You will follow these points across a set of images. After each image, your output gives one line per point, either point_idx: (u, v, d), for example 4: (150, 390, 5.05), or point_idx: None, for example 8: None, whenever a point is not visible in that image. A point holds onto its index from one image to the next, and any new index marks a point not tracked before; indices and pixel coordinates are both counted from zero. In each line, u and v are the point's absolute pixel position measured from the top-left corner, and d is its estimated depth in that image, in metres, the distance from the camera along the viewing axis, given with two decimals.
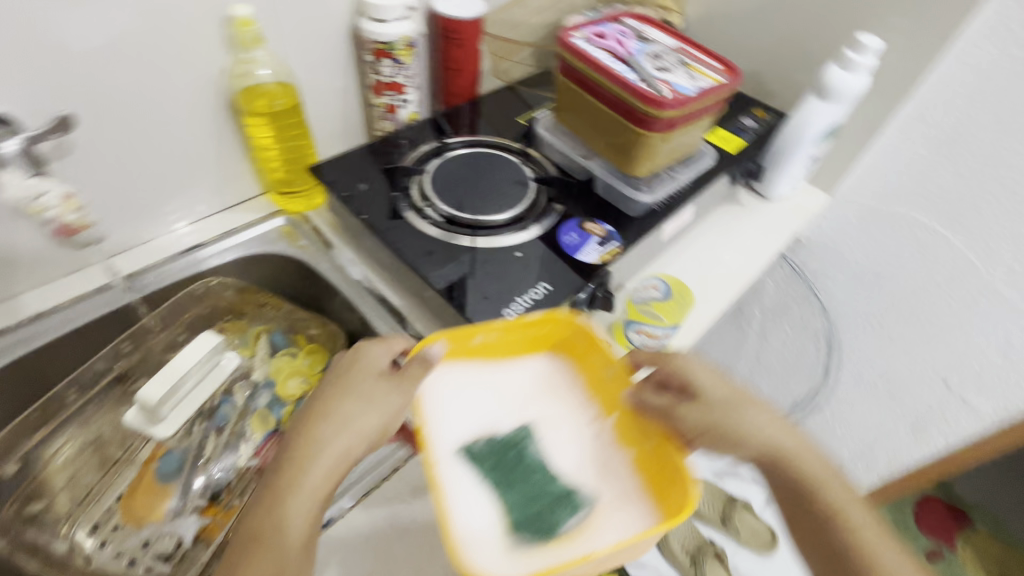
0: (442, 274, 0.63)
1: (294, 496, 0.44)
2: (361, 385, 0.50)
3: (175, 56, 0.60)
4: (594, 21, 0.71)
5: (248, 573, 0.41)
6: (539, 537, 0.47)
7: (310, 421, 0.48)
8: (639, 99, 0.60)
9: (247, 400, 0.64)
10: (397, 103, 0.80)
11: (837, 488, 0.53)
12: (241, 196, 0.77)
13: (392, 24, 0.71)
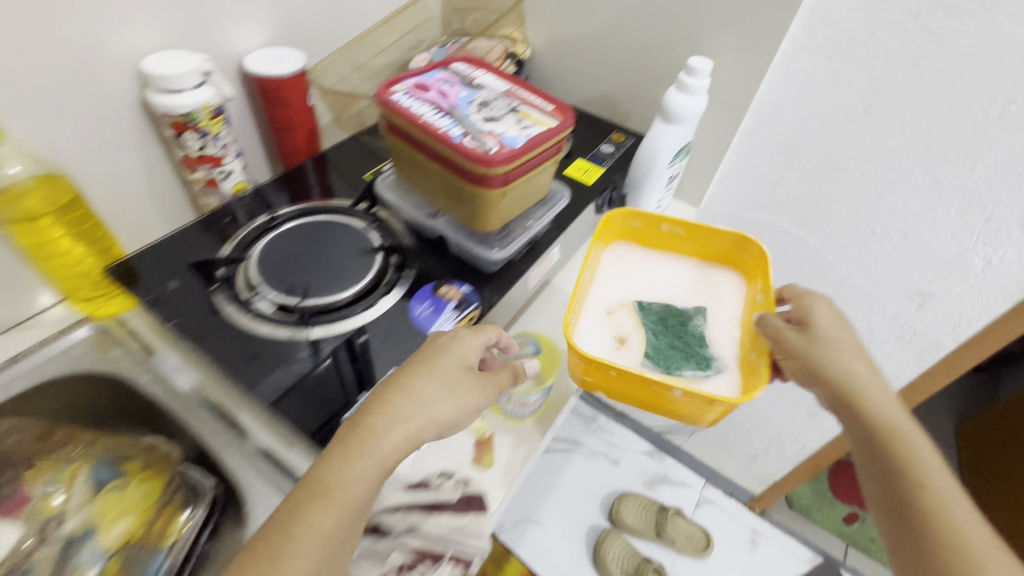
0: (272, 380, 0.54)
1: (362, 461, 0.46)
2: (456, 373, 0.52)
3: None
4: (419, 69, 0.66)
5: (311, 520, 0.44)
6: (663, 369, 0.57)
7: (413, 392, 0.49)
8: (465, 159, 0.56)
9: (69, 548, 0.57)
10: (216, 176, 0.71)
11: (908, 437, 0.49)
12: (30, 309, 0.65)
13: (188, 93, 0.62)
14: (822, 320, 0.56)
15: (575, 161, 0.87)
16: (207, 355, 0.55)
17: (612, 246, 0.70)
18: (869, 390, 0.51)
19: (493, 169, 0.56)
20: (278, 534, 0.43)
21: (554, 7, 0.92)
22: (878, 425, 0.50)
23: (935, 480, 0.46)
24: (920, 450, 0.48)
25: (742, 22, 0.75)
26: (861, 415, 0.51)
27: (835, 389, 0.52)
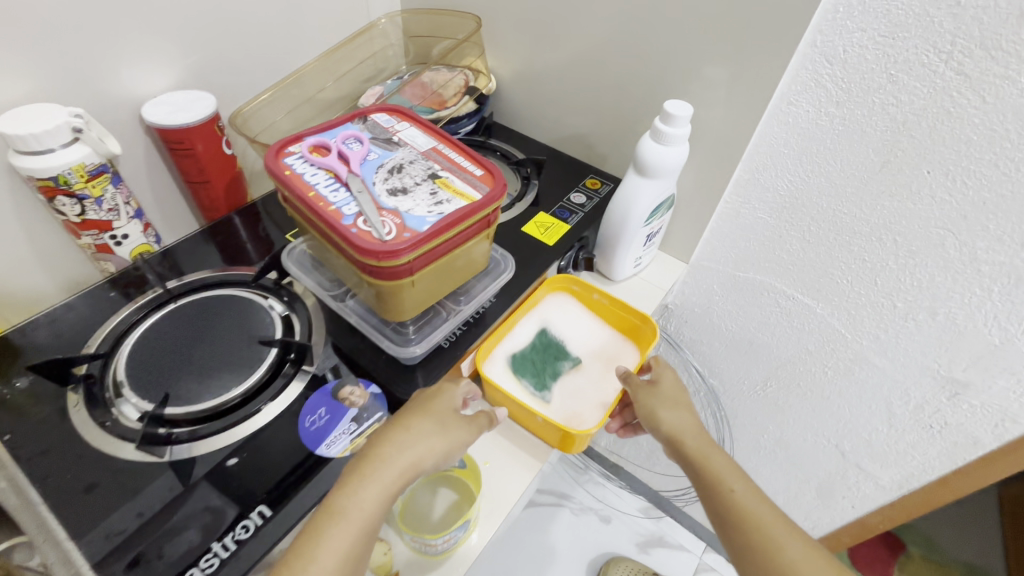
0: (110, 519, 0.44)
1: (368, 486, 0.45)
2: (452, 408, 0.51)
3: None
4: (326, 125, 0.56)
5: (324, 546, 0.42)
6: (522, 375, 0.63)
7: (408, 426, 0.48)
8: (355, 248, 0.45)
9: None
10: (107, 242, 0.62)
11: (729, 467, 0.53)
12: None
13: (57, 153, 0.53)
14: (658, 397, 0.59)
15: (536, 215, 0.75)
16: (43, 482, 0.46)
17: (557, 293, 0.72)
18: (699, 443, 0.55)
19: (388, 260, 0.45)
20: (294, 562, 0.41)
21: (522, 34, 0.81)
22: (712, 471, 0.53)
23: (753, 504, 0.51)
24: (741, 480, 0.53)
25: (730, 58, 0.62)
26: (699, 464, 0.54)
27: (672, 441, 0.57)
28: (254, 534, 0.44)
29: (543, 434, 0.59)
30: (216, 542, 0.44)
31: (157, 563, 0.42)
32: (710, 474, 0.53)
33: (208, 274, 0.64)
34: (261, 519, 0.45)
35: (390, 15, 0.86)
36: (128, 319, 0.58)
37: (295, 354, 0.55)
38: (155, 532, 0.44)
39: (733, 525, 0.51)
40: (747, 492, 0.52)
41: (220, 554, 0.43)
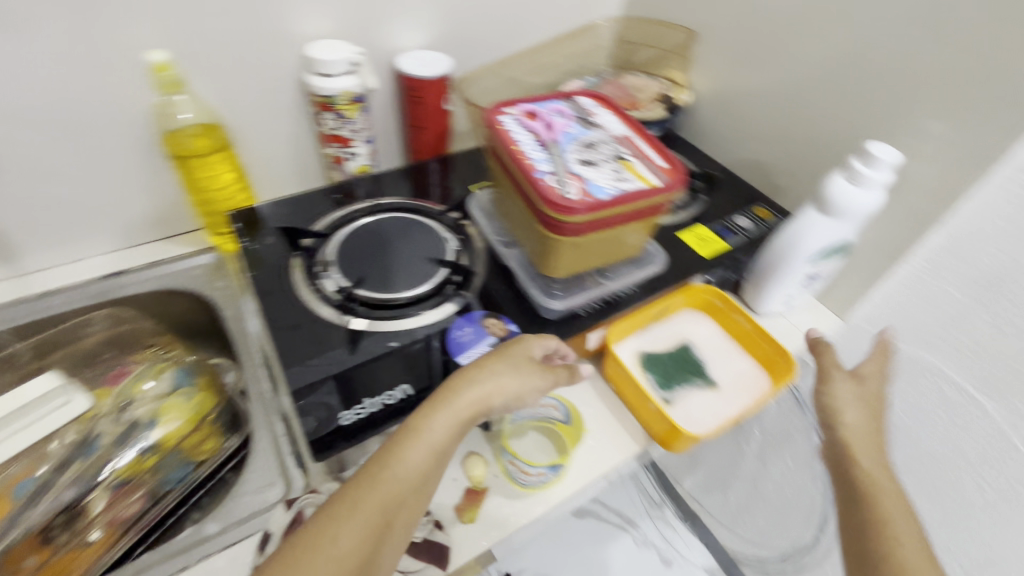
0: (296, 353, 0.57)
1: (442, 410, 0.50)
2: (525, 358, 0.55)
3: (100, 94, 0.62)
4: (539, 96, 0.64)
5: (401, 455, 0.47)
6: (649, 369, 0.66)
7: (483, 365, 0.53)
8: (541, 198, 0.51)
9: (122, 439, 0.59)
10: (343, 155, 0.77)
11: (901, 511, 0.55)
12: (177, 229, 0.79)
13: (337, 78, 0.68)
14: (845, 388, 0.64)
15: (695, 227, 0.76)
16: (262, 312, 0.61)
17: (698, 311, 0.73)
18: (883, 479, 0.57)
19: (565, 216, 0.51)
20: (374, 464, 0.47)
21: (731, 54, 0.82)
22: (878, 503, 0.55)
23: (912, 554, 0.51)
24: (912, 533, 0.53)
25: (962, 110, 0.58)
26: (867, 486, 0.57)
27: (844, 453, 0.60)
28: None
29: (650, 425, 0.62)
30: None
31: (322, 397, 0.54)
32: (866, 487, 0.57)
33: (404, 200, 0.77)
34: None
35: (610, 20, 0.93)
36: (343, 217, 0.72)
37: (458, 280, 0.64)
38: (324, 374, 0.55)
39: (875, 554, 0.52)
40: (913, 542, 0.52)
41: None
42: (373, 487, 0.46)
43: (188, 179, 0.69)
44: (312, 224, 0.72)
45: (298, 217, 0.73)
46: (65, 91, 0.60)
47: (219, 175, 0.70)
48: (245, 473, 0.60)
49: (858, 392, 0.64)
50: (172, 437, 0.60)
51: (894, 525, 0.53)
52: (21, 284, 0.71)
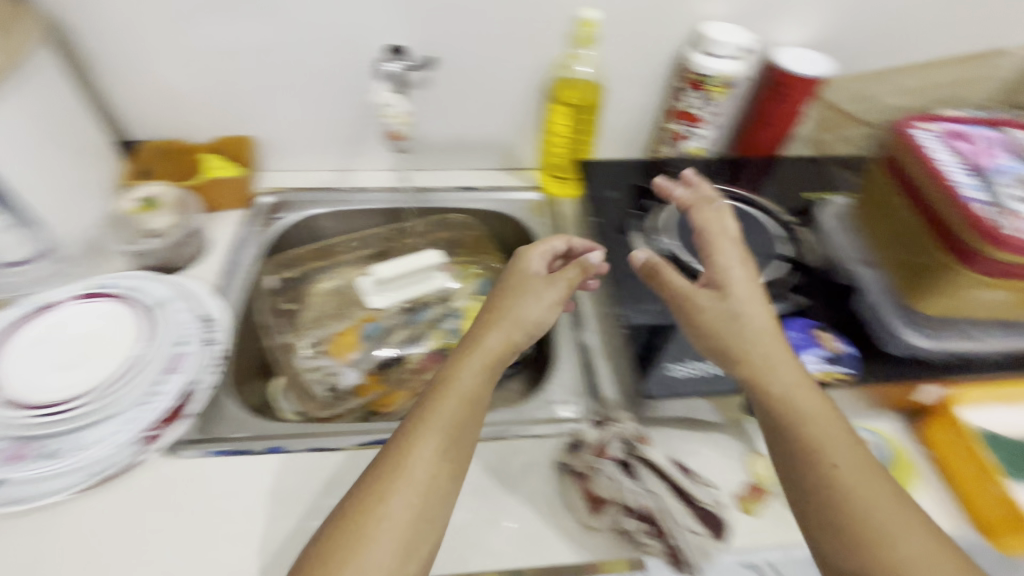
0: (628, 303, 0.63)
1: (473, 354, 0.51)
2: (533, 277, 0.58)
3: (527, 34, 0.71)
4: (959, 119, 0.61)
5: (434, 413, 0.46)
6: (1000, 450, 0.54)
7: (497, 306, 0.55)
8: (972, 223, 0.49)
9: (440, 317, 0.76)
10: (685, 132, 0.78)
11: (880, 491, 0.42)
12: (515, 163, 0.88)
13: (719, 59, 0.69)
14: None
15: None
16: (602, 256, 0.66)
17: None
18: (818, 424, 0.44)
19: (996, 248, 0.48)
20: (415, 430, 0.45)
21: None
22: (827, 467, 0.43)
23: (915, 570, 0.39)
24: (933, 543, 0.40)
25: None
26: (807, 434, 0.44)
27: None
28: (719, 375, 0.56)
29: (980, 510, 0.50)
30: (686, 363, 0.58)
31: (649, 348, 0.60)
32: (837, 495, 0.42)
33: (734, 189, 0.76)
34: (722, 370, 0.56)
35: None
36: (677, 191, 0.76)
37: (793, 284, 0.64)
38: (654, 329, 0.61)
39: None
40: (921, 539, 0.40)
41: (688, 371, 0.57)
42: (423, 433, 0.45)
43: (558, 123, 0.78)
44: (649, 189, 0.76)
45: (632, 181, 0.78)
46: (505, 26, 0.71)
47: (572, 126, 0.77)
48: (550, 383, 0.63)
49: (720, 305, 0.49)
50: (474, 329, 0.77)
51: (894, 543, 0.40)
52: (398, 176, 0.87)
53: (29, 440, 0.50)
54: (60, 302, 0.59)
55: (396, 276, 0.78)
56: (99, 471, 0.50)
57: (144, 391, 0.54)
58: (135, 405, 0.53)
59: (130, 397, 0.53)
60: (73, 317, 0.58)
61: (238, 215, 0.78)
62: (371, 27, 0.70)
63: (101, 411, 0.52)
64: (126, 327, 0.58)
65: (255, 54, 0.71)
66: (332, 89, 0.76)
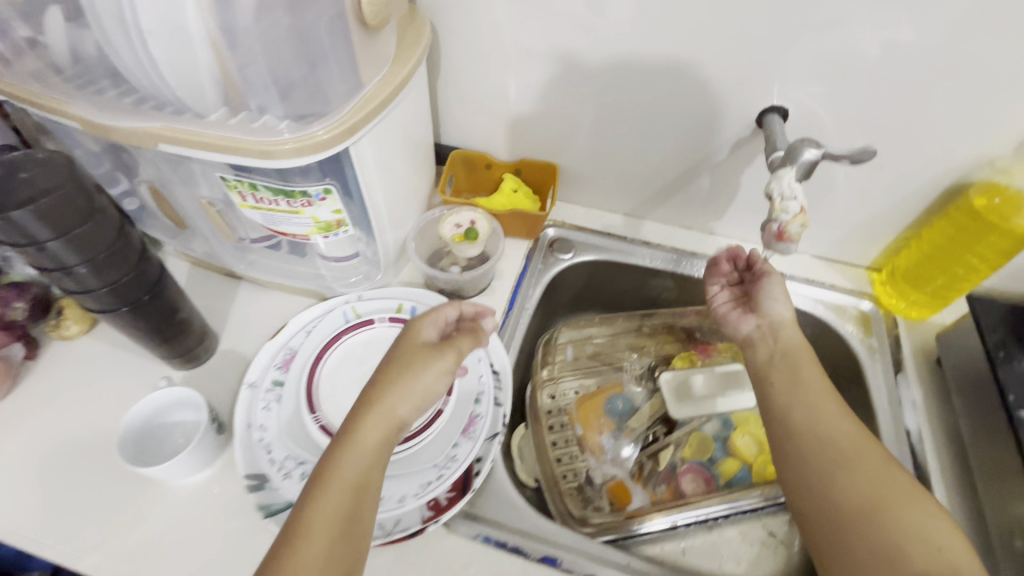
0: None
1: (353, 440, 0.40)
2: (423, 344, 0.46)
3: (969, 123, 0.54)
4: None
5: (315, 506, 0.38)
6: None
7: (379, 392, 0.42)
8: None
9: (700, 424, 0.67)
10: None
11: (887, 469, 0.45)
12: (846, 257, 0.71)
13: None
14: None
15: None
16: None
17: None
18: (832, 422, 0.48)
19: None
20: (292, 527, 0.38)
21: None
22: (815, 429, 0.48)
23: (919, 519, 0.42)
24: (888, 459, 0.45)
25: None
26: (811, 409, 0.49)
27: None
28: None
29: None
30: None
31: None
32: (817, 440, 0.47)
33: None
34: None
35: None
36: None
37: None
38: None
39: (827, 498, 0.45)
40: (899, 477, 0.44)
41: None
42: (299, 553, 0.37)
43: (965, 240, 0.59)
44: None
45: None
46: (941, 110, 0.53)
47: (972, 242, 0.59)
48: None
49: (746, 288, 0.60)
50: (743, 450, 0.66)
51: (859, 476, 0.45)
52: (695, 239, 0.75)
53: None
54: (371, 320, 0.57)
55: (711, 392, 0.67)
56: (390, 533, 0.47)
57: (440, 455, 0.50)
58: (430, 467, 0.49)
59: (428, 458, 0.49)
60: (381, 342, 0.57)
61: (521, 246, 0.73)
62: (755, 81, 0.57)
63: (401, 467, 0.49)
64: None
65: (603, 86, 0.63)
66: (667, 137, 0.65)
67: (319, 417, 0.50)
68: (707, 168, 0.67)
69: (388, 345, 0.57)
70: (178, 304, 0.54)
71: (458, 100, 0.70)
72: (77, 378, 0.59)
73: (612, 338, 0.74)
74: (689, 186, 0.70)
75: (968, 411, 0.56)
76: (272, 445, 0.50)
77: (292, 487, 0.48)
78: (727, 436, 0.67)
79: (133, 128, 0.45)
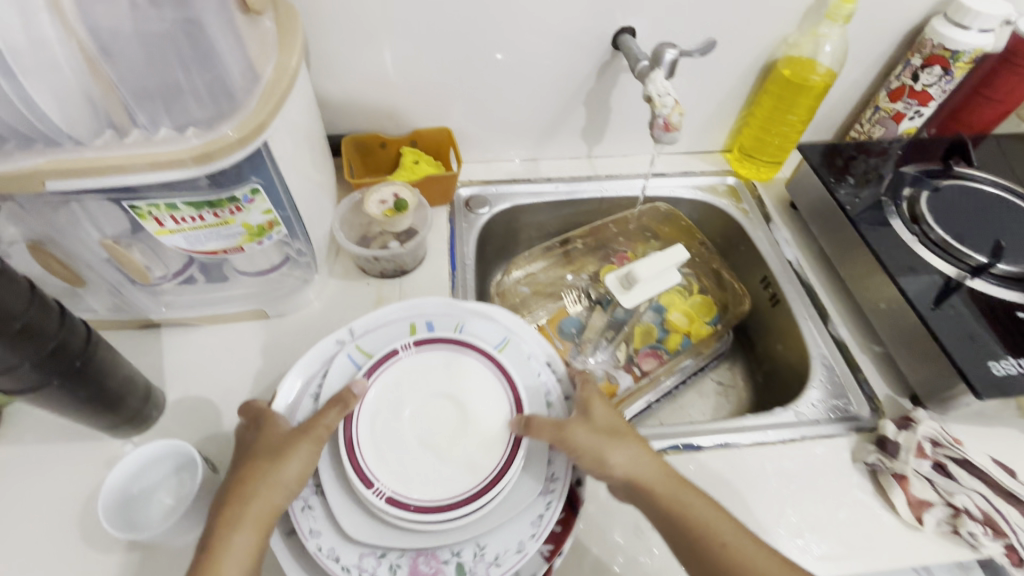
0: (924, 295, 0.58)
1: (226, 550, 0.41)
2: (286, 435, 0.46)
3: (761, 12, 0.67)
4: None
5: None
6: None
7: (245, 494, 0.43)
8: None
9: (638, 313, 0.76)
10: (908, 113, 0.75)
11: (734, 532, 0.45)
12: (706, 147, 0.85)
13: (973, 33, 0.65)
14: None
15: None
16: (875, 249, 0.62)
17: None
18: (688, 495, 0.46)
19: None
20: None
21: None
22: (683, 513, 0.45)
23: (737, 542, 0.44)
24: (717, 507, 0.46)
25: None
26: (650, 505, 0.46)
27: None
28: None
29: None
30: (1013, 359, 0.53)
31: (970, 341, 0.55)
32: (684, 516, 0.45)
33: (983, 172, 0.71)
34: None
35: None
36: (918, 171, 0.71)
37: None
38: (963, 322, 0.56)
39: (708, 570, 0.43)
40: (741, 537, 0.44)
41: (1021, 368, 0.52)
42: None
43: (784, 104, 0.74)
44: (895, 169, 0.71)
45: (862, 160, 0.72)
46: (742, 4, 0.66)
47: (789, 104, 0.74)
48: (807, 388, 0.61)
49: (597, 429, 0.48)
50: (676, 324, 0.76)
51: (732, 545, 0.44)
52: (587, 165, 0.83)
53: (429, 552, 0.46)
54: (394, 351, 0.53)
55: (654, 275, 0.63)
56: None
57: (532, 487, 0.47)
58: (538, 497, 0.48)
59: (528, 493, 0.47)
60: (408, 382, 0.52)
61: (441, 212, 0.75)
62: (601, 10, 0.65)
63: (503, 516, 0.46)
64: (479, 390, 0.52)
65: (471, 41, 0.67)
66: (538, 77, 0.71)
67: (380, 489, 0.46)
68: (581, 98, 0.75)
69: (424, 373, 0.53)
70: (117, 364, 0.49)
71: (335, 84, 0.69)
72: (2, 489, 0.50)
73: (544, 269, 0.81)
74: (569, 118, 0.78)
75: (823, 233, 0.72)
76: (337, 549, 0.45)
77: None
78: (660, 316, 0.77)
79: (7, 173, 0.39)
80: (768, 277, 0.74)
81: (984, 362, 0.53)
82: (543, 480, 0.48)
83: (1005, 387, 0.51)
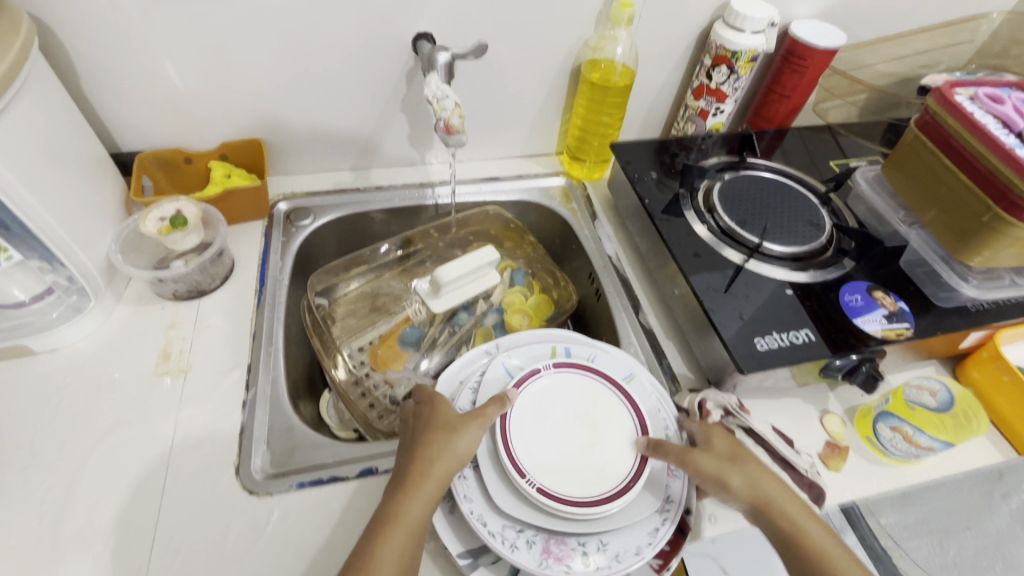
0: (705, 279, 0.62)
1: (409, 499, 0.45)
2: (454, 417, 0.50)
3: (554, 19, 0.69)
4: (992, 82, 0.60)
5: (376, 552, 0.42)
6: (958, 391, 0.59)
7: (425, 452, 0.47)
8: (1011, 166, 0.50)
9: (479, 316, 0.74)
10: (711, 110, 0.79)
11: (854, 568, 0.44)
12: (538, 150, 0.87)
13: (747, 35, 0.70)
14: None
15: None
16: (667, 239, 0.65)
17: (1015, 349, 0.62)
18: (811, 527, 0.46)
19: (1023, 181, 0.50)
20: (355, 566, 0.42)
21: None
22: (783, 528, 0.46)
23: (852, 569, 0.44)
24: (835, 538, 0.46)
25: None
26: (785, 532, 0.46)
27: None
28: (804, 345, 0.56)
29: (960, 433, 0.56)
30: (777, 334, 0.57)
31: (741, 320, 0.58)
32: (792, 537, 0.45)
33: (772, 164, 0.77)
34: (807, 338, 0.57)
35: (1004, 14, 0.85)
36: (715, 165, 0.76)
37: (851, 249, 0.65)
38: (737, 301, 0.60)
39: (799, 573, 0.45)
40: (837, 551, 0.45)
41: (781, 342, 0.56)
42: None
43: (595, 106, 0.76)
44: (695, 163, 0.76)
45: (664, 157, 0.76)
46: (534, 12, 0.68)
47: (599, 105, 0.76)
48: None
49: (717, 461, 0.48)
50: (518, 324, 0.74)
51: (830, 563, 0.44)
52: (419, 172, 0.83)
53: (559, 536, 0.48)
54: (536, 369, 0.56)
55: (458, 277, 0.70)
56: None
57: (658, 498, 0.50)
58: (653, 512, 0.50)
59: (647, 504, 0.50)
60: (546, 390, 0.56)
61: (256, 228, 0.72)
62: (393, 20, 0.65)
63: (636, 514, 0.49)
64: (608, 407, 0.55)
65: (261, 50, 0.64)
66: (345, 87, 0.70)
67: (531, 479, 0.48)
68: (395, 107, 0.74)
69: (561, 389, 0.56)
70: None
71: (114, 96, 0.64)
72: None
73: (378, 279, 0.78)
74: (388, 127, 0.77)
75: (636, 227, 0.75)
76: (484, 516, 0.48)
77: (526, 557, 0.46)
78: (504, 318, 0.75)
79: None
80: (592, 274, 0.76)
81: (751, 340, 0.57)
82: (661, 498, 0.50)
83: (766, 361, 0.55)
